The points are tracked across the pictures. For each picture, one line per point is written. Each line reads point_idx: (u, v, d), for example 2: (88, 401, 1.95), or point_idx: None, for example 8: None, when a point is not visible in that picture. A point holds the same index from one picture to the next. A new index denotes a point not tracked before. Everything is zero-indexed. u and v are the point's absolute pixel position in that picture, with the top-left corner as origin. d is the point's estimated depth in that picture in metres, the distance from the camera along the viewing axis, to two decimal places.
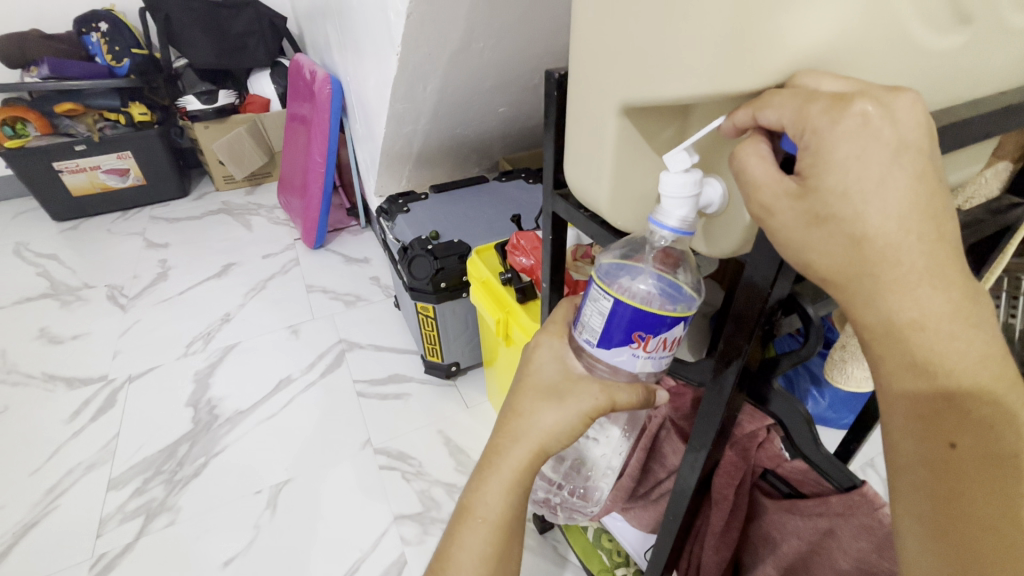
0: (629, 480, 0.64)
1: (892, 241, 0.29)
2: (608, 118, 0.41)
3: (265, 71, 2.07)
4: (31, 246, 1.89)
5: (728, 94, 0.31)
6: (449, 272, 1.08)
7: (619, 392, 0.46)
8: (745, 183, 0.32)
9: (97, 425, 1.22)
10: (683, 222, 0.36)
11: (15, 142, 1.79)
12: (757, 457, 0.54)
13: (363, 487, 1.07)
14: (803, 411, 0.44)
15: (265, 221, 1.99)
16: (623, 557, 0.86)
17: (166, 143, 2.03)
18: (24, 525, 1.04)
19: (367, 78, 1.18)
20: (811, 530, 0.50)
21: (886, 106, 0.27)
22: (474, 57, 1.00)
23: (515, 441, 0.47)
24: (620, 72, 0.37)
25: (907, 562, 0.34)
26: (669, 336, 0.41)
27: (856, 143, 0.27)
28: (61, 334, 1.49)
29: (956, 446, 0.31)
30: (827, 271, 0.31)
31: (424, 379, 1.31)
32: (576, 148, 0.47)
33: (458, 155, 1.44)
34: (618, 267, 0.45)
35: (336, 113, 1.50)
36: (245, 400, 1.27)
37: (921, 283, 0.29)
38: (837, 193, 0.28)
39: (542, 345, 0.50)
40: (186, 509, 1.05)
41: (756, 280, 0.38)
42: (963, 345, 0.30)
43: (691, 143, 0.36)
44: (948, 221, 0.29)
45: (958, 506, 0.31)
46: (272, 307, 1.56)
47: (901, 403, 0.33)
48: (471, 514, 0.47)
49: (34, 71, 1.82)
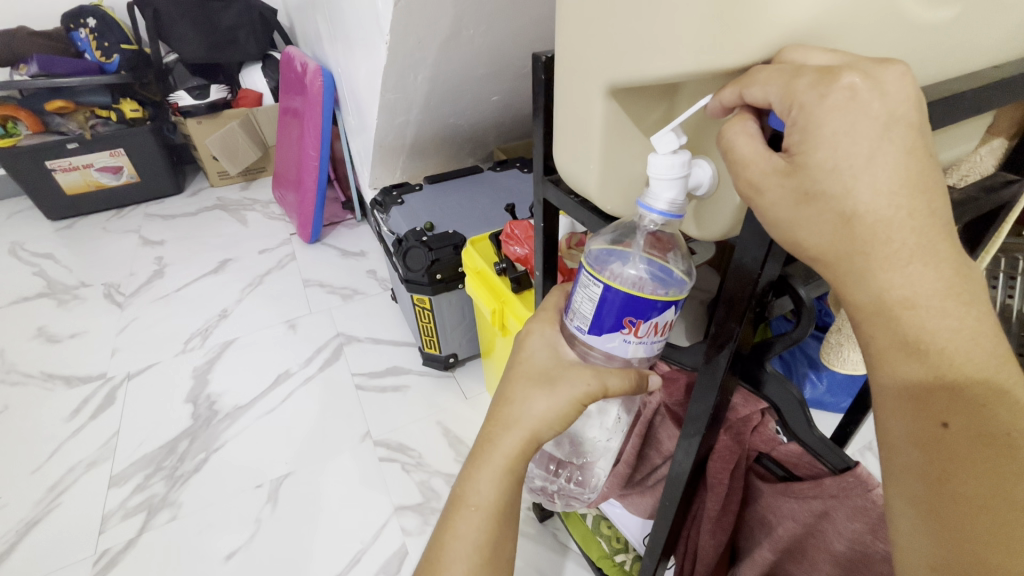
0: (625, 466, 0.64)
1: (882, 217, 0.28)
2: (595, 100, 0.40)
3: (256, 65, 2.05)
4: (26, 245, 1.88)
5: (714, 71, 0.30)
6: (445, 263, 1.07)
7: (612, 377, 0.46)
8: (733, 162, 0.31)
9: (97, 423, 1.23)
10: (672, 205, 0.36)
11: (7, 141, 1.77)
12: (751, 441, 0.53)
13: (364, 478, 1.08)
14: (795, 393, 0.43)
15: (260, 216, 1.98)
16: (623, 544, 0.86)
17: (159, 140, 2.02)
18: (26, 522, 1.04)
19: (359, 69, 1.16)
20: (806, 513, 0.49)
21: (873, 79, 0.27)
22: (465, 44, 0.98)
23: (507, 428, 0.47)
24: (606, 51, 0.37)
25: (898, 544, 0.34)
26: (660, 321, 0.40)
27: (845, 117, 0.27)
28: (59, 334, 1.49)
29: (948, 426, 0.31)
30: (817, 250, 0.30)
31: (422, 370, 1.31)
32: (564, 135, 0.47)
33: (452, 145, 1.43)
34: (608, 252, 0.45)
35: (328, 105, 1.49)
36: (244, 395, 1.27)
37: (912, 261, 0.29)
38: (825, 170, 0.28)
39: (534, 332, 0.50)
40: (187, 504, 1.05)
41: (745, 262, 0.38)
42: (955, 323, 0.30)
43: (678, 123, 0.35)
44: (940, 196, 0.29)
45: (949, 487, 0.31)
46: (270, 302, 1.55)
47: (892, 384, 0.32)
48: (465, 503, 0.47)
49: (23, 69, 1.79)
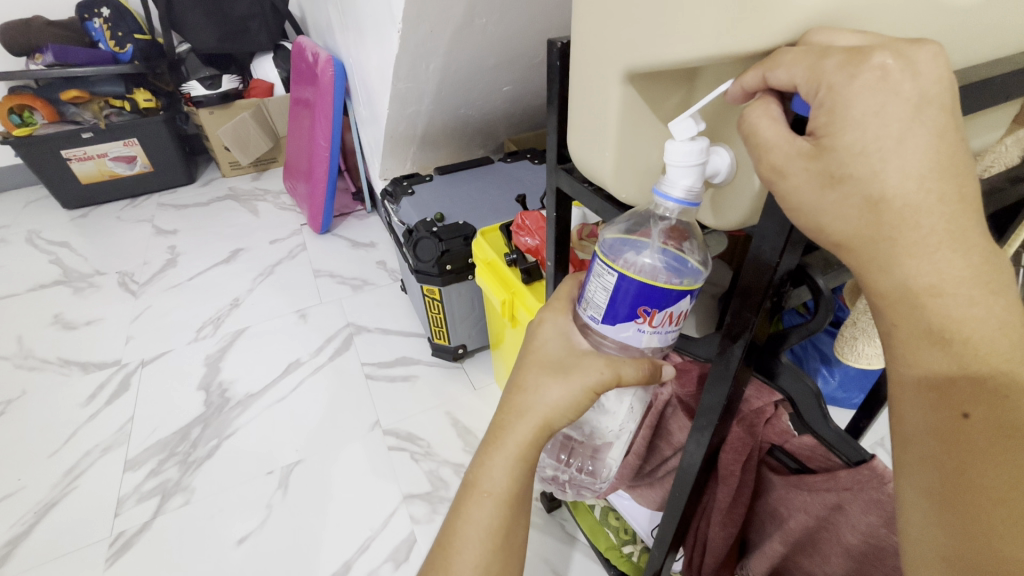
0: (636, 458, 0.64)
1: (911, 202, 0.27)
2: (612, 84, 0.39)
3: (268, 55, 2.05)
4: (42, 233, 1.91)
5: (738, 54, 0.29)
6: (455, 254, 1.07)
7: (625, 367, 0.45)
8: (755, 146, 0.30)
9: (113, 408, 1.25)
10: (689, 192, 0.35)
11: (23, 130, 1.80)
12: (764, 433, 0.52)
13: (373, 467, 1.09)
14: (811, 385, 0.43)
15: (271, 206, 1.99)
16: (630, 535, 0.86)
17: (172, 130, 2.02)
18: (44, 504, 1.06)
19: (370, 58, 1.16)
20: (819, 506, 0.49)
21: (906, 60, 0.26)
22: (477, 33, 0.97)
23: (520, 416, 0.47)
24: (624, 34, 0.36)
25: (908, 535, 0.34)
26: (674, 311, 0.40)
27: (874, 98, 0.26)
28: (74, 321, 1.51)
29: (968, 416, 0.31)
30: (841, 236, 0.30)
31: (431, 361, 1.31)
32: (579, 121, 0.46)
33: (462, 136, 1.42)
34: (622, 242, 0.45)
35: (339, 95, 1.49)
36: (255, 383, 1.28)
37: (941, 247, 0.28)
38: (852, 153, 0.27)
39: (547, 321, 0.50)
40: (200, 489, 1.07)
41: (764, 251, 0.37)
42: (981, 312, 0.30)
43: (697, 109, 0.34)
44: (970, 181, 0.28)
45: (967, 479, 0.31)
46: (280, 291, 1.57)
47: (912, 375, 0.32)
48: (477, 488, 0.47)
49: (37, 59, 1.82)
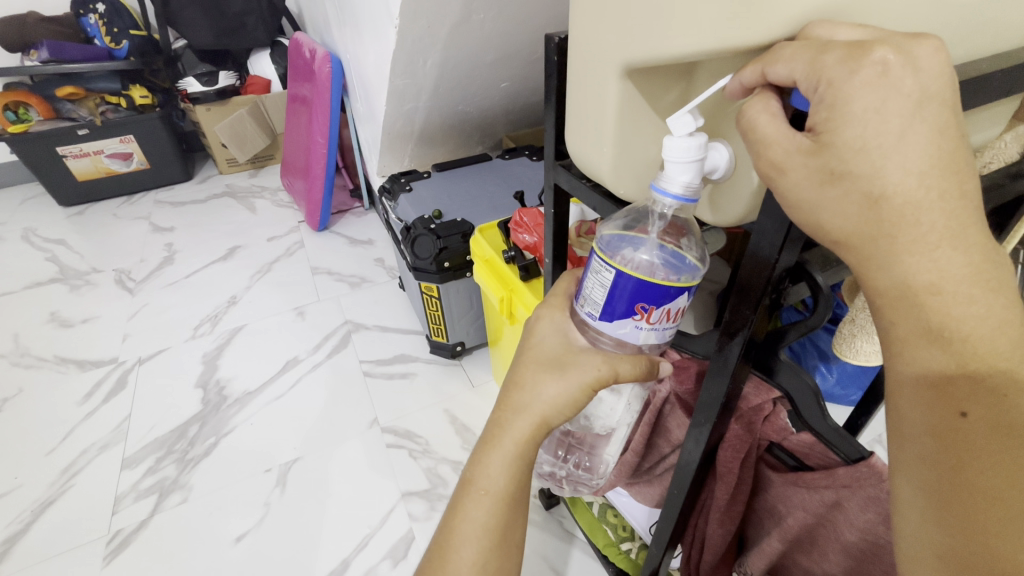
0: (633, 455, 0.64)
1: (911, 199, 0.27)
2: (610, 79, 0.39)
3: (264, 51, 2.04)
4: (38, 231, 1.90)
5: (737, 49, 0.29)
6: (453, 251, 1.06)
7: (623, 363, 0.45)
8: (754, 142, 0.30)
9: (109, 406, 1.24)
10: (687, 188, 0.35)
11: (18, 127, 1.79)
12: (763, 430, 0.52)
13: (370, 463, 1.09)
14: (810, 382, 0.43)
15: (269, 203, 1.98)
16: (629, 532, 0.88)
17: (168, 127, 2.01)
18: (41, 502, 1.06)
19: (367, 54, 1.15)
20: (817, 503, 0.49)
21: (907, 55, 0.26)
22: (475, 29, 0.97)
23: (517, 413, 0.46)
24: (622, 28, 0.36)
25: (904, 534, 0.34)
26: (672, 307, 0.40)
27: (875, 94, 0.26)
28: (70, 319, 1.50)
29: (966, 415, 0.30)
30: (840, 233, 0.30)
31: (430, 359, 1.31)
32: (577, 116, 0.46)
33: (460, 133, 1.42)
34: (620, 238, 0.44)
35: (336, 91, 1.48)
36: (253, 380, 1.28)
37: (941, 245, 0.28)
38: (853, 149, 0.27)
39: (544, 317, 0.49)
40: (197, 487, 1.07)
41: (763, 248, 0.37)
42: (980, 310, 0.29)
43: (696, 105, 0.34)
44: (971, 178, 0.28)
45: (965, 477, 0.31)
46: (278, 288, 1.56)
47: (911, 374, 0.32)
48: (475, 486, 0.47)
49: (32, 55, 1.81)
